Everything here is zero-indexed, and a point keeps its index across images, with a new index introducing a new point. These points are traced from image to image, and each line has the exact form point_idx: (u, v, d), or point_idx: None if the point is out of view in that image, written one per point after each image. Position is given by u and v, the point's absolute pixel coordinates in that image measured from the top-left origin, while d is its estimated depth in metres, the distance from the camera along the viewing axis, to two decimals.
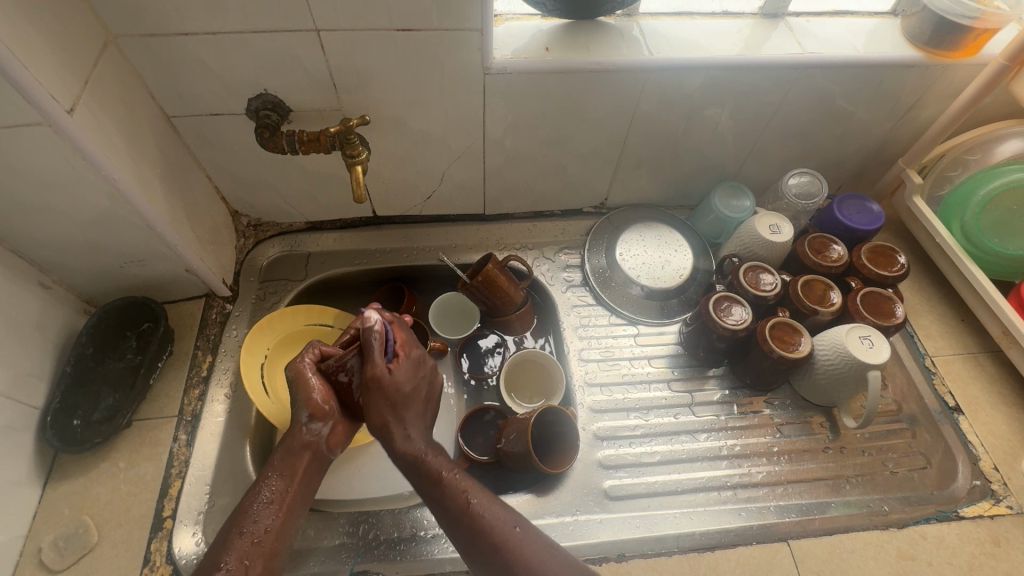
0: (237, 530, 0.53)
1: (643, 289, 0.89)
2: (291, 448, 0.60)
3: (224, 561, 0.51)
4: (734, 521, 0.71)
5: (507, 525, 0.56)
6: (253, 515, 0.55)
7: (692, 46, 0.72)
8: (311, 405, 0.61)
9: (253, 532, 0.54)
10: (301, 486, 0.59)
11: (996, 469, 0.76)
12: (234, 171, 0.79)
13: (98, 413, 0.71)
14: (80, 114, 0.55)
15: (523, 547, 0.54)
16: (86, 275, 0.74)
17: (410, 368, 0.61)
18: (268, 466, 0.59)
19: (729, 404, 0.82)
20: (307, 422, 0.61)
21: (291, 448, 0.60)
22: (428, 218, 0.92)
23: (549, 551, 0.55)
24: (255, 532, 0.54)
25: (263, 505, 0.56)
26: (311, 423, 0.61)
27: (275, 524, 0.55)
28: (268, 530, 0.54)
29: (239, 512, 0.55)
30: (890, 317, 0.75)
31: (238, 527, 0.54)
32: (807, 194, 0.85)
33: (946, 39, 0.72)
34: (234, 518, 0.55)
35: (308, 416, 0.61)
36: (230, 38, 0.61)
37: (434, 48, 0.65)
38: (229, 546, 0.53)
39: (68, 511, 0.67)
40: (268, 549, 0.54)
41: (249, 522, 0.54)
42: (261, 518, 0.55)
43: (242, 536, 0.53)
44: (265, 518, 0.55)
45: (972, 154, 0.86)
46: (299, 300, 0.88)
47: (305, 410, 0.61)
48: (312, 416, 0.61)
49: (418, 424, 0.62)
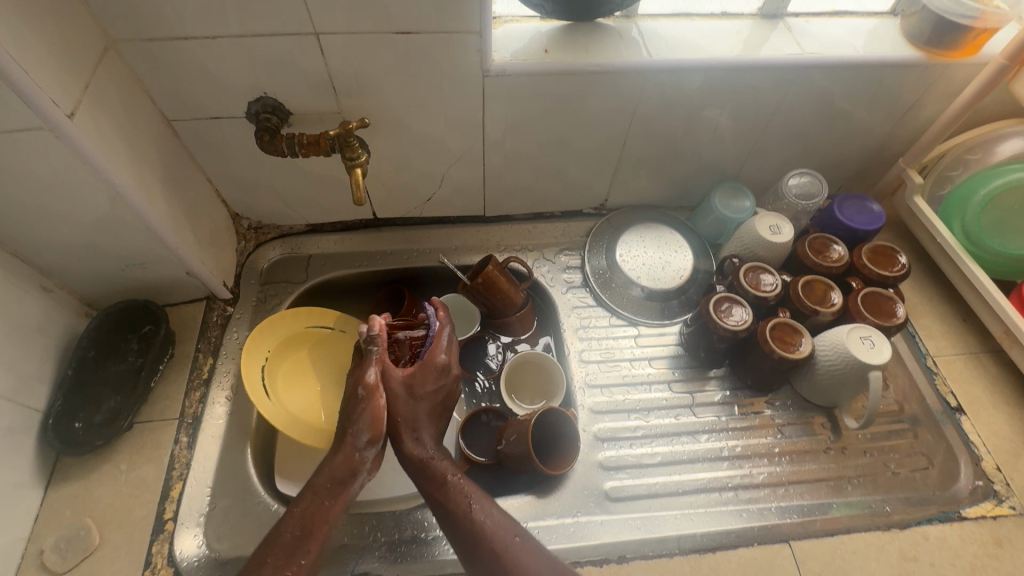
0: (269, 560, 0.53)
1: (643, 290, 0.89)
2: (335, 472, 0.59)
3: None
4: (735, 522, 0.71)
5: (507, 534, 0.57)
6: (290, 546, 0.54)
7: (691, 47, 0.72)
8: (368, 428, 0.60)
9: (288, 568, 0.53)
10: (338, 513, 0.58)
11: (998, 469, 0.76)
12: (234, 173, 0.79)
13: (100, 415, 0.70)
14: (81, 118, 0.55)
15: (521, 556, 0.55)
16: (87, 279, 0.74)
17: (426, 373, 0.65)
18: (307, 487, 0.58)
19: (730, 404, 0.81)
20: (363, 447, 0.60)
21: (335, 473, 0.59)
22: (428, 219, 0.93)
23: (544, 563, 0.55)
24: (288, 565, 0.53)
25: (299, 535, 0.55)
26: (366, 448, 0.60)
27: (309, 557, 0.55)
28: (302, 565, 0.54)
29: (272, 537, 0.55)
30: (891, 317, 0.75)
31: (269, 558, 0.54)
32: (807, 194, 0.85)
33: (946, 39, 0.72)
34: (267, 547, 0.54)
35: (365, 439, 0.60)
36: (229, 42, 0.61)
37: (432, 50, 0.65)
38: (259, 574, 0.53)
39: (70, 513, 0.68)
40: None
41: (283, 555, 0.54)
42: (295, 549, 0.54)
43: (273, 568, 0.53)
44: (298, 551, 0.54)
45: (973, 154, 0.86)
46: (299, 302, 0.88)
47: (364, 433, 0.60)
48: (368, 440, 0.60)
49: (429, 429, 0.65)
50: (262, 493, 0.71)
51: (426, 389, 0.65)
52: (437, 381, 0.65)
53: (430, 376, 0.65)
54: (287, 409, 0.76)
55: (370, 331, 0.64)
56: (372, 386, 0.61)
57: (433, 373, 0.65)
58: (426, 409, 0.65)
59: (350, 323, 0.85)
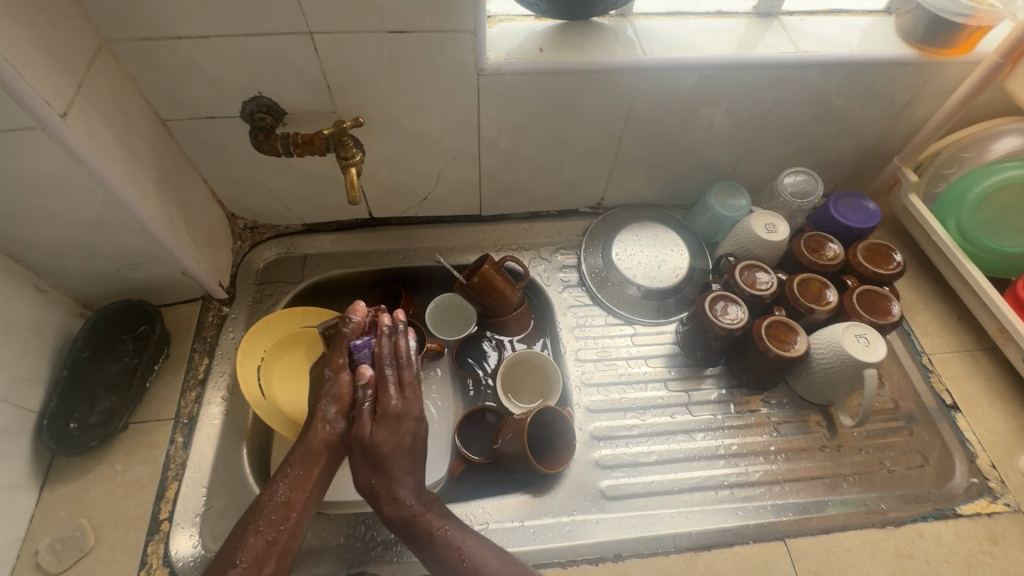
0: (251, 528, 0.58)
1: (639, 289, 0.89)
2: (311, 447, 0.63)
3: (238, 560, 0.56)
4: (731, 520, 0.71)
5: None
6: (268, 514, 0.59)
7: (686, 46, 0.72)
8: (337, 402, 0.64)
9: (266, 533, 0.58)
10: (317, 484, 0.62)
11: (993, 466, 0.76)
12: (230, 173, 0.79)
13: (95, 416, 0.71)
14: (74, 118, 0.55)
15: None
16: (82, 279, 0.74)
17: (389, 426, 0.63)
18: (286, 462, 0.62)
19: (726, 403, 0.82)
20: (331, 419, 0.64)
21: (310, 447, 0.63)
22: (425, 219, 0.93)
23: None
24: (268, 531, 0.58)
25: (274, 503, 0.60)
26: (336, 420, 0.64)
27: (290, 525, 0.59)
28: (281, 530, 0.59)
29: (255, 508, 0.59)
30: (887, 314, 0.75)
31: (253, 523, 0.58)
32: (803, 192, 0.85)
33: (940, 37, 0.72)
34: (249, 512, 0.59)
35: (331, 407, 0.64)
36: (223, 41, 0.61)
37: (426, 50, 0.65)
38: (243, 541, 0.57)
39: (66, 513, 0.68)
40: (281, 547, 0.58)
41: (264, 522, 0.58)
42: (276, 516, 0.59)
43: (256, 534, 0.57)
44: (279, 518, 0.59)
45: (968, 151, 0.86)
46: (296, 302, 0.88)
47: (332, 408, 0.64)
48: (335, 412, 0.64)
49: (406, 479, 0.63)
50: (258, 492, 0.71)
51: (388, 443, 0.62)
52: (395, 433, 0.63)
53: (390, 432, 0.63)
54: (283, 408, 0.76)
55: (354, 319, 0.65)
56: (338, 367, 0.65)
57: (389, 430, 0.63)
58: (400, 466, 0.63)
59: None
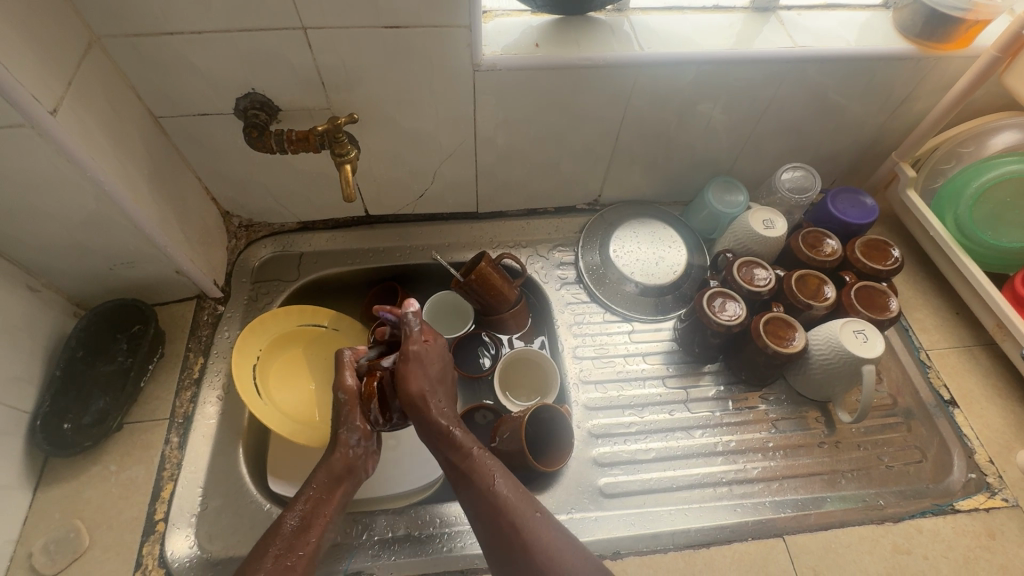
0: (269, 551, 0.54)
1: (637, 286, 0.89)
2: (333, 470, 0.61)
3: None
4: (729, 517, 0.71)
5: (527, 507, 0.57)
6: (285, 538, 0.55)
7: (683, 41, 0.71)
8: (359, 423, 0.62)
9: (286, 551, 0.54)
10: (336, 509, 0.60)
11: (991, 462, 0.76)
12: (224, 171, 0.78)
13: (88, 417, 0.70)
14: (64, 115, 0.55)
15: (544, 527, 0.56)
16: (75, 279, 0.73)
17: (434, 351, 0.64)
18: (305, 485, 0.60)
19: (724, 400, 0.81)
20: (354, 441, 0.62)
21: (333, 469, 0.61)
22: (421, 216, 0.92)
23: (565, 538, 0.56)
24: (288, 555, 0.54)
25: (286, 532, 0.56)
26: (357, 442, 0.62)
27: (309, 547, 0.56)
28: (300, 556, 0.55)
29: (272, 533, 0.56)
30: (884, 310, 0.75)
31: (272, 547, 0.55)
32: (801, 188, 0.84)
33: (939, 32, 0.72)
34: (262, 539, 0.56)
35: (354, 429, 0.62)
36: (216, 37, 0.61)
37: (422, 45, 0.64)
38: (258, 564, 0.53)
39: (60, 514, 0.67)
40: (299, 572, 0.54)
41: (285, 545, 0.55)
42: (294, 542, 0.55)
43: (274, 558, 0.54)
44: (298, 543, 0.55)
45: (966, 147, 0.85)
46: (292, 300, 0.88)
47: (357, 431, 0.62)
48: (360, 436, 0.62)
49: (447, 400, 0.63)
50: (255, 493, 0.71)
51: (430, 364, 0.63)
52: (440, 356, 0.65)
53: (437, 354, 0.65)
54: (280, 409, 0.76)
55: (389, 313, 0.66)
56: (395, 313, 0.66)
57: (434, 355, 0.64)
58: (442, 387, 0.63)
59: (343, 321, 0.84)
